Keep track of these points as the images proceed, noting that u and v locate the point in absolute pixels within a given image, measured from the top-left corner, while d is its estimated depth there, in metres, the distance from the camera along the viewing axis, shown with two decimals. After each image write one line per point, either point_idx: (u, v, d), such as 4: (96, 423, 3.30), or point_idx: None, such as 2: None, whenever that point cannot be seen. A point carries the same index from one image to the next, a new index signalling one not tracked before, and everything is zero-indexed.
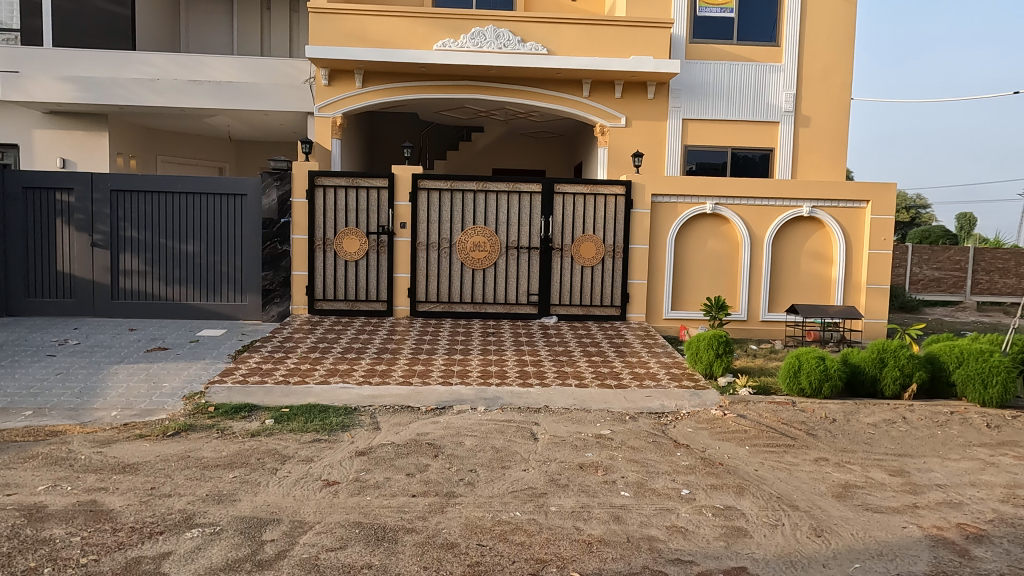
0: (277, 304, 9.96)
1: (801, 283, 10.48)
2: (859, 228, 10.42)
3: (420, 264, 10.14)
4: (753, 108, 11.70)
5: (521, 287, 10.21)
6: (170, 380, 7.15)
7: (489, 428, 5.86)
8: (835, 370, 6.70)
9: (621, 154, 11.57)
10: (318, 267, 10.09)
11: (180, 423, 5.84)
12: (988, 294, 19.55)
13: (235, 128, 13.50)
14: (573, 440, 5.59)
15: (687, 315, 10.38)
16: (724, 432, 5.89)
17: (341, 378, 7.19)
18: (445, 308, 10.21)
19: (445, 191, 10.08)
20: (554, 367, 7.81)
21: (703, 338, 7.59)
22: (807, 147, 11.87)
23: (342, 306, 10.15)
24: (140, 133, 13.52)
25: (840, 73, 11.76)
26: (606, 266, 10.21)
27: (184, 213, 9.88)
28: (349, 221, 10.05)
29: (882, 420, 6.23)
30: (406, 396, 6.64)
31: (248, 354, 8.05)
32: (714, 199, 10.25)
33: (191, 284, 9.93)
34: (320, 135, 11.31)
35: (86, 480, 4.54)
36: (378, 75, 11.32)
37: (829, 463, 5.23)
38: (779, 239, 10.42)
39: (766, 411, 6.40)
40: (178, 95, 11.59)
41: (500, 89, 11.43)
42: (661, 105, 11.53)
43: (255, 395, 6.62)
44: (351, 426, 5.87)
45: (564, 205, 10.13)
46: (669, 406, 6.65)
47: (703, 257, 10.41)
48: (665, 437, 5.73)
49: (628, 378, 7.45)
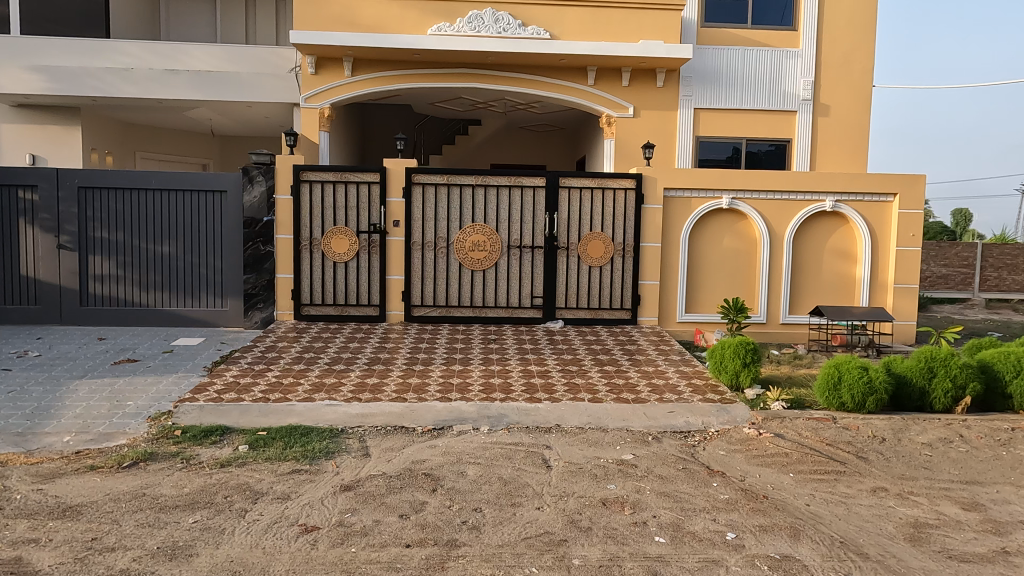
0: (260, 309, 9.23)
1: (824, 283, 9.78)
2: (886, 223, 9.73)
3: (415, 265, 9.40)
4: (769, 97, 10.99)
5: (524, 290, 9.47)
6: (136, 397, 6.39)
7: (495, 454, 5.13)
8: (880, 382, 5.99)
9: (628, 147, 10.86)
10: (304, 269, 9.31)
11: (139, 451, 5.07)
12: (997, 291, 18.86)
13: (217, 122, 12.76)
14: (593, 468, 4.87)
15: (703, 318, 9.67)
16: (762, 456, 5.17)
17: (326, 394, 6.44)
18: (443, 313, 9.48)
19: (441, 186, 9.33)
20: (563, 379, 7.07)
21: (729, 344, 6.88)
22: (826, 138, 11.16)
23: (331, 311, 9.39)
24: (117, 128, 12.73)
25: (861, 59, 11.06)
26: (616, 265, 9.49)
27: (158, 212, 9.11)
28: (338, 219, 9.28)
29: (937, 439, 5.51)
30: (400, 416, 5.90)
31: (226, 367, 7.27)
32: (731, 193, 9.54)
33: (167, 288, 9.18)
34: (307, 128, 10.57)
35: (15, 530, 3.79)
36: (369, 63, 10.56)
37: (890, 494, 4.50)
38: (800, 236, 9.72)
39: (806, 429, 5.67)
40: (155, 85, 10.80)
41: (500, 78, 10.70)
42: (672, 93, 10.81)
43: (229, 416, 5.87)
44: (336, 452, 5.12)
45: (570, 200, 9.39)
46: (695, 423, 5.91)
47: (719, 256, 9.70)
48: (696, 463, 5.01)
49: (646, 391, 6.69)
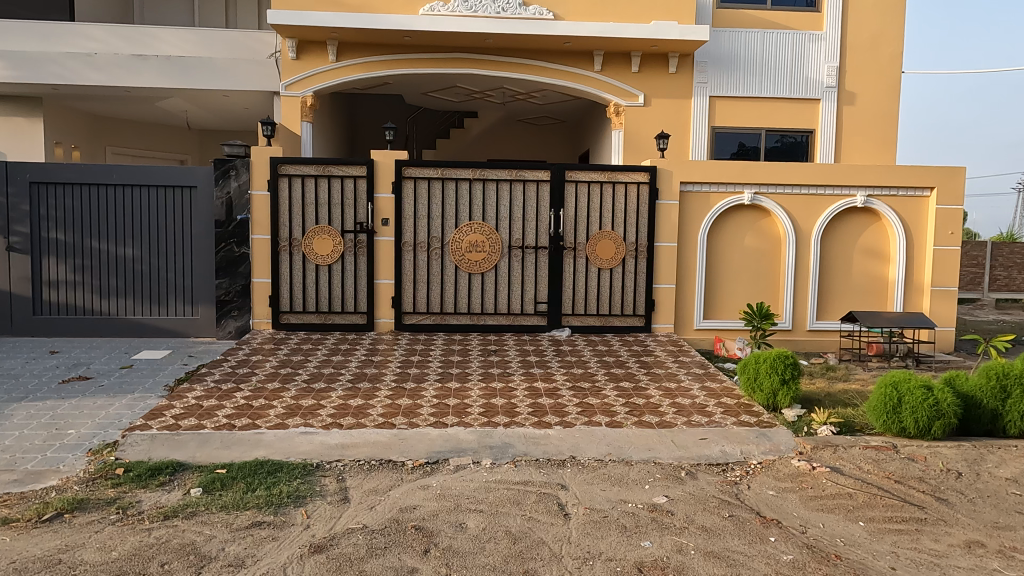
0: (234, 318, 8.32)
1: (854, 285, 8.94)
2: (922, 220, 8.89)
3: (406, 267, 8.51)
4: (791, 84, 10.15)
5: (526, 295, 8.60)
6: (79, 424, 5.47)
7: (500, 498, 4.25)
8: (948, 404, 5.13)
9: (639, 137, 10.00)
10: (283, 272, 8.40)
11: (67, 498, 4.15)
12: (1007, 291, 17.98)
13: (193, 113, 11.85)
14: (620, 517, 4.00)
15: (723, 324, 8.81)
16: (820, 497, 4.30)
17: (302, 420, 5.53)
18: (438, 321, 8.60)
19: (434, 181, 8.44)
20: (574, 399, 6.16)
21: (764, 358, 6.01)
22: (852, 128, 10.32)
23: (313, 320, 8.48)
24: (84, 121, 11.80)
25: (889, 42, 10.22)
26: (628, 267, 8.62)
27: (119, 210, 8.20)
28: (321, 218, 8.36)
29: (1022, 473, 4.66)
30: (387, 447, 5.02)
31: (189, 386, 6.35)
32: (753, 187, 8.68)
33: (131, 295, 8.28)
34: (288, 117, 9.68)
35: None
36: (355, 47, 9.67)
37: (990, 551, 3.64)
38: (828, 234, 8.88)
39: (865, 461, 4.82)
40: (121, 71, 9.87)
41: (499, 63, 9.84)
42: (685, 80, 9.96)
43: (185, 449, 4.97)
44: (308, 497, 4.23)
45: (578, 195, 8.51)
46: (733, 453, 5.06)
47: (740, 256, 8.85)
48: (744, 509, 4.13)
49: (672, 414, 5.80)
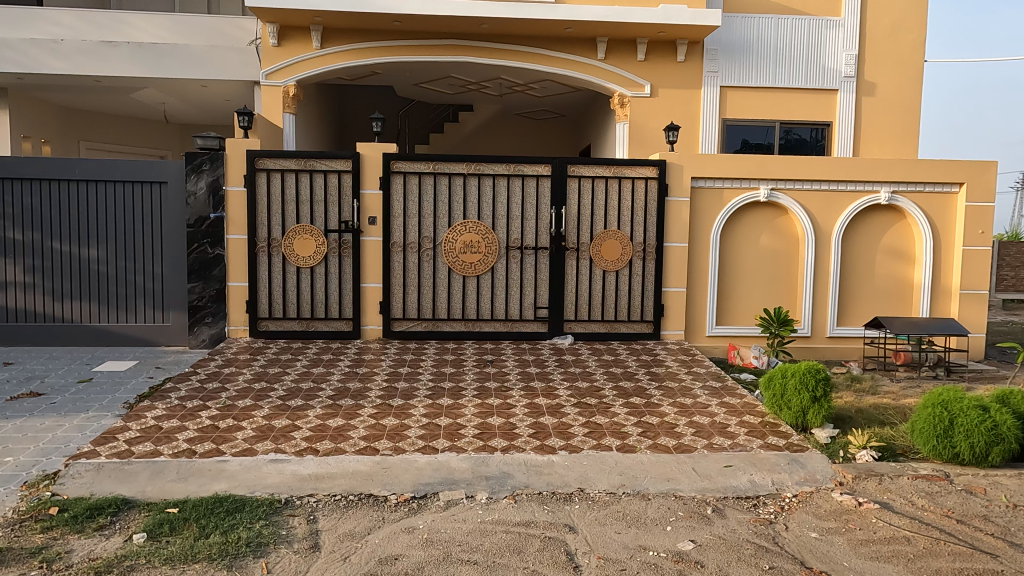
0: (208, 325, 7.68)
1: (877, 288, 8.32)
2: (950, 218, 8.28)
3: (395, 270, 7.85)
4: (807, 73, 9.53)
5: (526, 299, 7.96)
6: (19, 449, 4.82)
7: (498, 545, 3.60)
8: (1008, 427, 4.50)
9: (645, 130, 9.39)
10: (261, 276, 7.74)
11: None
12: (1015, 292, 17.37)
13: (171, 105, 11.19)
14: (641, 570, 3.36)
15: (737, 331, 8.20)
16: (874, 542, 3.66)
17: (273, 445, 4.88)
18: (429, 328, 7.96)
19: (425, 175, 7.78)
20: (580, 418, 5.50)
21: (792, 371, 5.39)
22: (871, 121, 9.71)
23: (294, 327, 7.82)
24: (55, 114, 11.13)
25: (911, 29, 9.61)
26: (635, 269, 7.99)
27: (81, 207, 7.56)
28: (302, 216, 7.70)
29: None
30: (367, 478, 4.38)
31: (149, 403, 5.70)
32: (769, 183, 8.06)
33: (95, 300, 7.66)
34: (269, 109, 9.02)
35: None
36: (340, 33, 9.02)
37: None
38: (849, 234, 8.26)
39: (918, 495, 4.19)
40: (90, 60, 9.21)
41: (496, 51, 9.20)
42: (694, 69, 9.34)
43: (135, 481, 4.31)
44: (271, 545, 3.59)
45: (581, 191, 7.86)
46: (763, 484, 4.44)
47: (755, 257, 8.22)
48: (786, 559, 3.50)
49: (690, 435, 5.16)
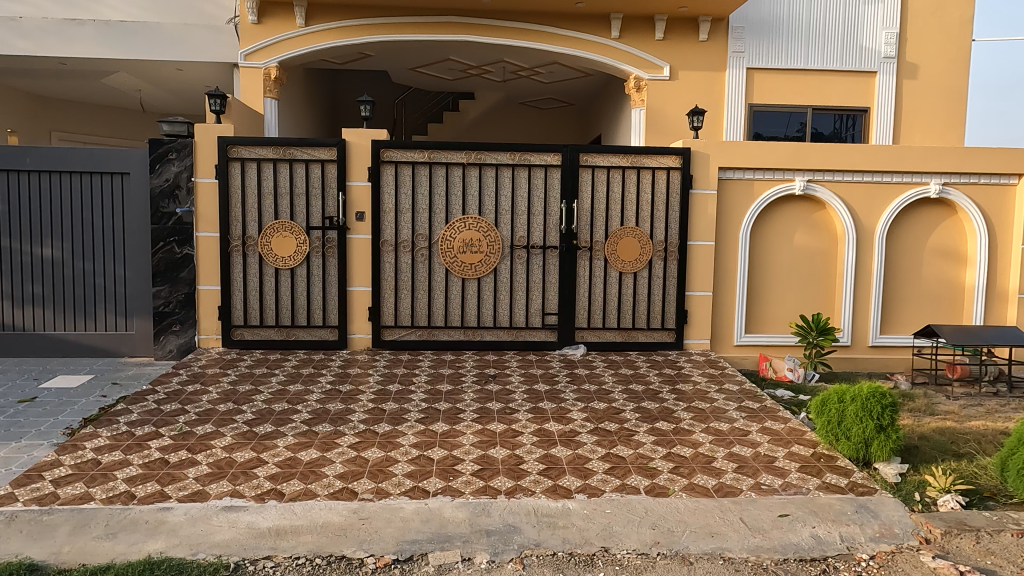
0: (176, 334, 6.87)
1: (924, 292, 7.46)
2: (1007, 214, 7.40)
3: (385, 271, 7.01)
4: (843, 54, 8.65)
5: (533, 304, 7.11)
6: None
7: None
8: None
9: (663, 117, 8.53)
10: (235, 278, 6.89)
11: None
12: None
13: (147, 91, 10.37)
14: None
15: (769, 340, 7.35)
16: None
17: (230, 486, 4.04)
18: (424, 337, 7.12)
19: (420, 165, 6.92)
20: (598, 449, 4.65)
21: (852, 395, 4.52)
22: (912, 106, 8.85)
23: (273, 336, 7.00)
24: (21, 100, 10.34)
25: (957, 5, 8.72)
26: (654, 271, 7.13)
27: (33, 200, 6.71)
28: (281, 211, 6.84)
29: None
30: (340, 534, 3.53)
31: (93, 429, 4.87)
32: (805, 174, 7.19)
33: (51, 305, 6.82)
34: (248, 93, 8.19)
35: None
36: (326, 9, 8.17)
37: None
38: (893, 231, 7.38)
39: None
40: (53, 40, 8.39)
41: (499, 28, 8.34)
42: (717, 49, 8.48)
43: (51, 539, 3.46)
44: None
45: (594, 183, 6.99)
46: (832, 541, 3.58)
47: (787, 257, 7.36)
48: None
49: (733, 473, 4.30)
